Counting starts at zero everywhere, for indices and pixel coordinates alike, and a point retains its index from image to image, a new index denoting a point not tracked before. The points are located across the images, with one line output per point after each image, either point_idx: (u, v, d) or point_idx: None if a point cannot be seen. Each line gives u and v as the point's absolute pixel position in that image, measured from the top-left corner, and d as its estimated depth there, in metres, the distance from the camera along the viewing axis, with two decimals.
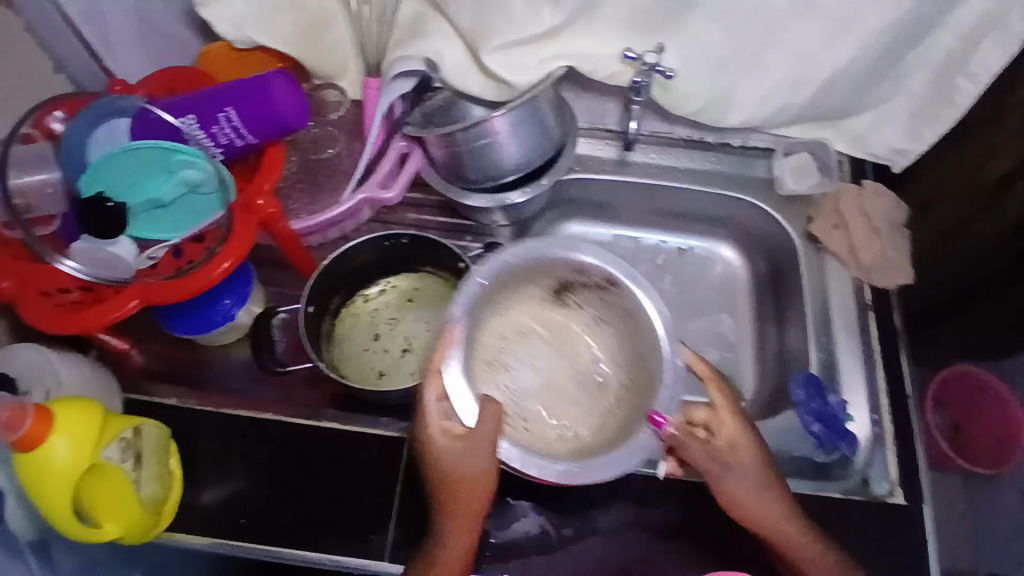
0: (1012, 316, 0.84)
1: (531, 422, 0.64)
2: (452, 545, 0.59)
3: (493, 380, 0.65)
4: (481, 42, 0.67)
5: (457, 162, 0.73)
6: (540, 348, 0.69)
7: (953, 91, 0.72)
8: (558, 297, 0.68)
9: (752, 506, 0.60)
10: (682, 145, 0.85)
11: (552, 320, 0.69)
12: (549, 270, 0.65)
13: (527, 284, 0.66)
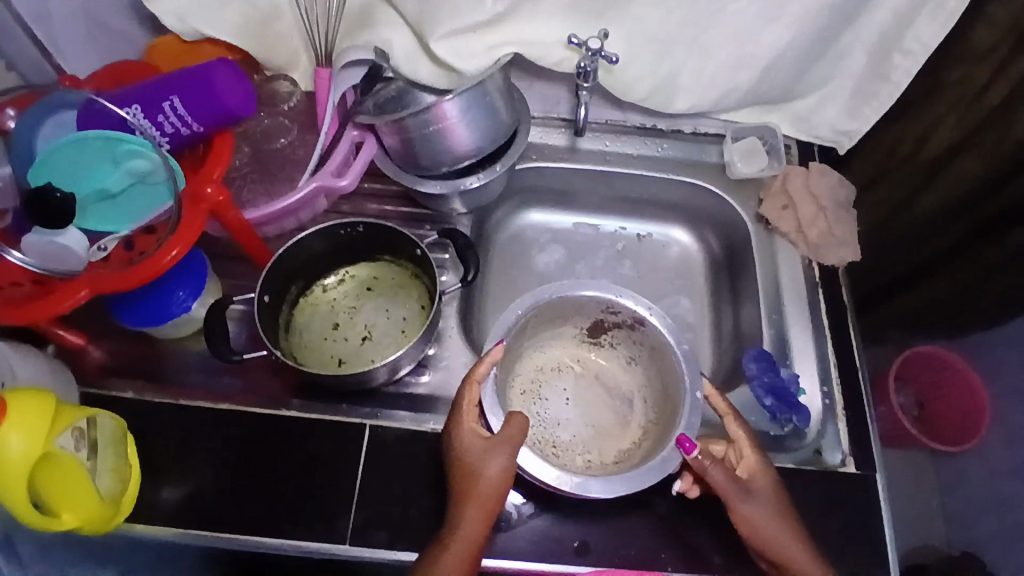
0: (953, 289, 0.96)
1: (560, 448, 0.74)
2: (463, 536, 0.58)
3: (527, 407, 0.76)
4: (428, 30, 0.67)
5: (411, 150, 0.73)
6: (575, 382, 0.80)
7: (890, 69, 0.75)
8: (593, 337, 0.80)
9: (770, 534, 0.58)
10: (635, 131, 0.88)
11: (589, 358, 0.81)
12: (584, 310, 0.76)
13: (561, 321, 0.78)
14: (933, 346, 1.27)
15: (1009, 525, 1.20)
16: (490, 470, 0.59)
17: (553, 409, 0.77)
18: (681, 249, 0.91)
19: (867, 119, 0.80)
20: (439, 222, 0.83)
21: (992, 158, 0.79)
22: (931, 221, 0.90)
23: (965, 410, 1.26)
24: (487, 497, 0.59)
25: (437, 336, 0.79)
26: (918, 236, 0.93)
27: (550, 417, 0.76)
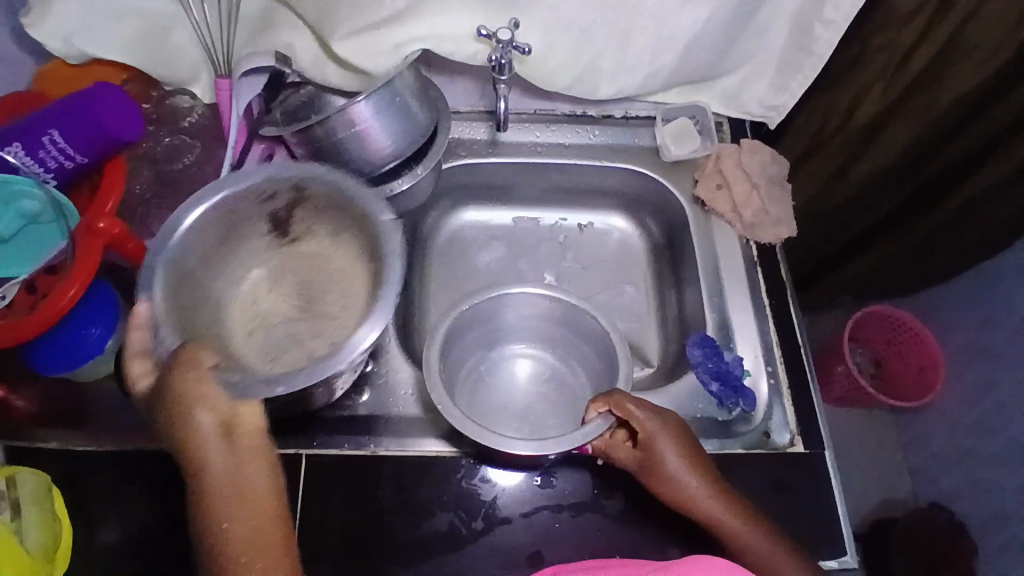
0: (904, 248, 1.00)
1: (309, 342, 0.68)
2: (225, 472, 0.49)
3: (268, 332, 0.69)
4: (330, 32, 0.65)
5: (324, 159, 0.69)
6: (310, 288, 0.71)
7: (811, 40, 0.73)
8: (283, 232, 0.69)
9: (701, 504, 0.59)
10: (565, 120, 0.86)
11: (302, 251, 0.71)
12: (246, 217, 0.65)
13: (236, 238, 0.66)
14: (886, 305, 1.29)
15: (968, 475, 1.23)
16: (203, 421, 0.49)
17: (331, 298, 0.69)
18: (623, 236, 0.89)
19: (794, 93, 0.78)
20: None
21: (929, 115, 0.80)
22: (877, 186, 0.92)
23: (920, 364, 1.28)
24: (212, 444, 0.49)
25: (374, 350, 0.73)
26: (874, 199, 0.94)
27: (274, 333, 0.69)
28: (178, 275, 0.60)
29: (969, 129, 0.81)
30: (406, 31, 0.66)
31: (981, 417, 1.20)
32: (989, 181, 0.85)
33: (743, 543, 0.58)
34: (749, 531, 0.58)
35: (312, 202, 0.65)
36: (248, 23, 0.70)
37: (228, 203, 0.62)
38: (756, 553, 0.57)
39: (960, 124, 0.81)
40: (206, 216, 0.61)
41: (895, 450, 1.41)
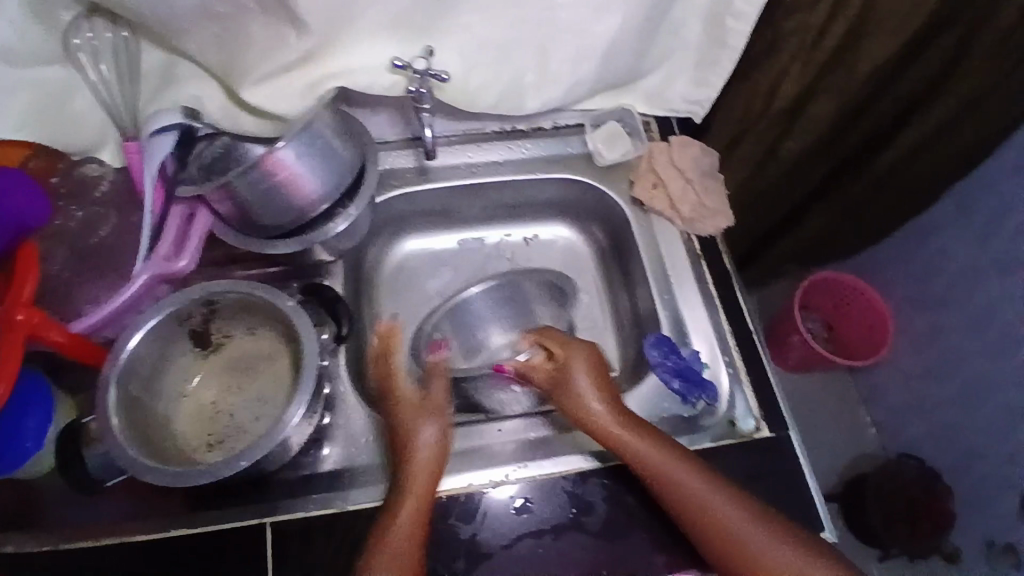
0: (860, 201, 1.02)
1: (248, 430, 0.68)
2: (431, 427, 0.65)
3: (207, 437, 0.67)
4: (237, 81, 0.61)
5: (248, 212, 0.66)
6: (246, 387, 0.70)
7: (726, 34, 0.74)
8: (204, 343, 0.70)
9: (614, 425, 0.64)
10: (496, 137, 0.85)
11: (224, 360, 0.71)
12: (170, 338, 0.66)
13: (161, 363, 0.66)
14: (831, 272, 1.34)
15: (932, 422, 1.28)
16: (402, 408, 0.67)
17: (258, 392, 0.70)
18: (569, 245, 0.90)
19: (717, 86, 0.79)
20: (310, 278, 0.76)
21: (850, 88, 0.82)
22: (814, 154, 0.94)
23: (869, 323, 1.33)
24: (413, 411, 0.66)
25: (328, 403, 0.70)
26: (814, 165, 0.97)
27: (217, 431, 0.68)
28: (126, 400, 0.61)
29: (898, 89, 0.83)
30: (318, 70, 0.63)
31: (936, 366, 1.25)
32: (917, 137, 0.88)
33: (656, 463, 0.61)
34: (660, 451, 0.62)
35: (225, 311, 0.67)
36: (150, 81, 0.66)
37: (152, 328, 0.64)
38: (669, 473, 0.61)
39: (886, 86, 0.82)
40: (144, 339, 0.63)
41: (858, 406, 1.46)
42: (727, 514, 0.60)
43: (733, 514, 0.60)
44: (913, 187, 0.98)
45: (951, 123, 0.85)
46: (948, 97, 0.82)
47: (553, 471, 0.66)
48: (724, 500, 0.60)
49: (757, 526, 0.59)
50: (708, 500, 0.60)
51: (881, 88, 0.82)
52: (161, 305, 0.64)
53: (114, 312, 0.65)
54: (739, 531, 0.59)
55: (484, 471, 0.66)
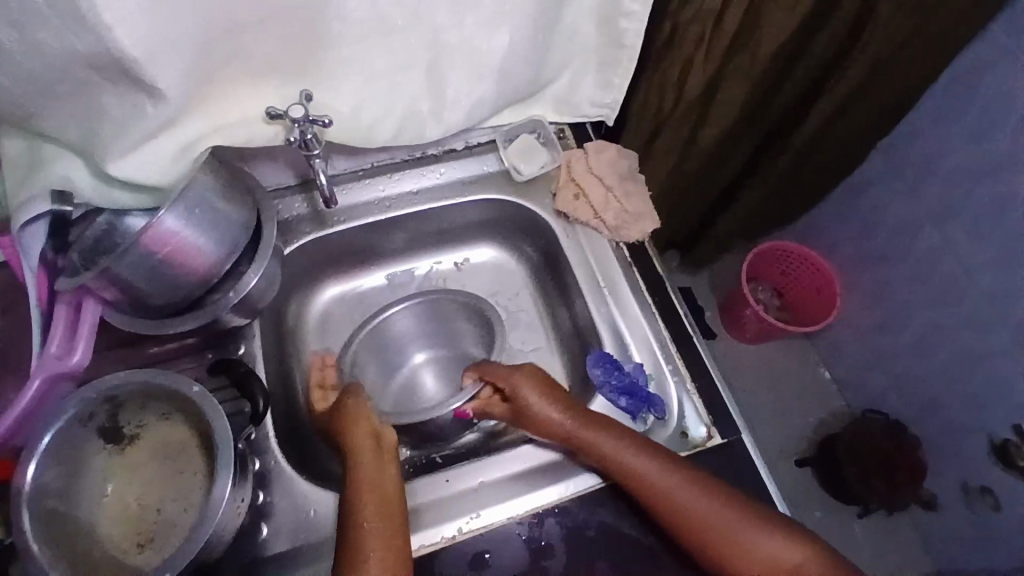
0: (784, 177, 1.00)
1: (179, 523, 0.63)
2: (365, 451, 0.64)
3: (137, 539, 0.62)
4: (98, 157, 0.56)
5: (138, 295, 0.60)
6: (171, 476, 0.65)
7: (620, 33, 0.71)
8: (118, 439, 0.65)
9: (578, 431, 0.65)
10: (407, 166, 0.80)
11: (142, 452, 0.65)
12: (78, 442, 0.61)
13: (73, 471, 0.61)
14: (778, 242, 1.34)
15: (888, 373, 1.30)
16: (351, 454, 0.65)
17: (185, 479, 0.65)
18: (503, 267, 0.87)
19: (621, 88, 0.77)
20: (225, 350, 0.70)
21: (754, 70, 0.80)
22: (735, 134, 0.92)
23: (817, 286, 1.34)
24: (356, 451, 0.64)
25: (259, 480, 0.66)
26: (735, 145, 0.96)
27: (146, 530, 0.63)
28: (43, 520, 0.56)
29: (800, 67, 0.82)
30: (189, 132, 0.58)
31: (882, 319, 1.26)
32: (826, 112, 0.87)
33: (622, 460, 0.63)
34: (620, 450, 0.63)
35: (132, 400, 0.63)
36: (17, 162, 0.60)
37: (57, 437, 0.58)
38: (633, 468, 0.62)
39: (787, 66, 0.82)
40: (50, 451, 0.58)
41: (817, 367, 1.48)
42: (698, 504, 0.61)
43: (704, 500, 0.61)
44: (838, 159, 0.96)
45: (857, 95, 0.84)
46: (850, 72, 0.80)
47: (508, 517, 0.63)
48: (695, 490, 0.61)
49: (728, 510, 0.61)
50: (676, 491, 0.61)
51: (784, 69, 0.82)
52: (62, 409, 0.58)
53: (21, 421, 0.60)
54: (710, 518, 0.60)
55: (438, 527, 0.63)
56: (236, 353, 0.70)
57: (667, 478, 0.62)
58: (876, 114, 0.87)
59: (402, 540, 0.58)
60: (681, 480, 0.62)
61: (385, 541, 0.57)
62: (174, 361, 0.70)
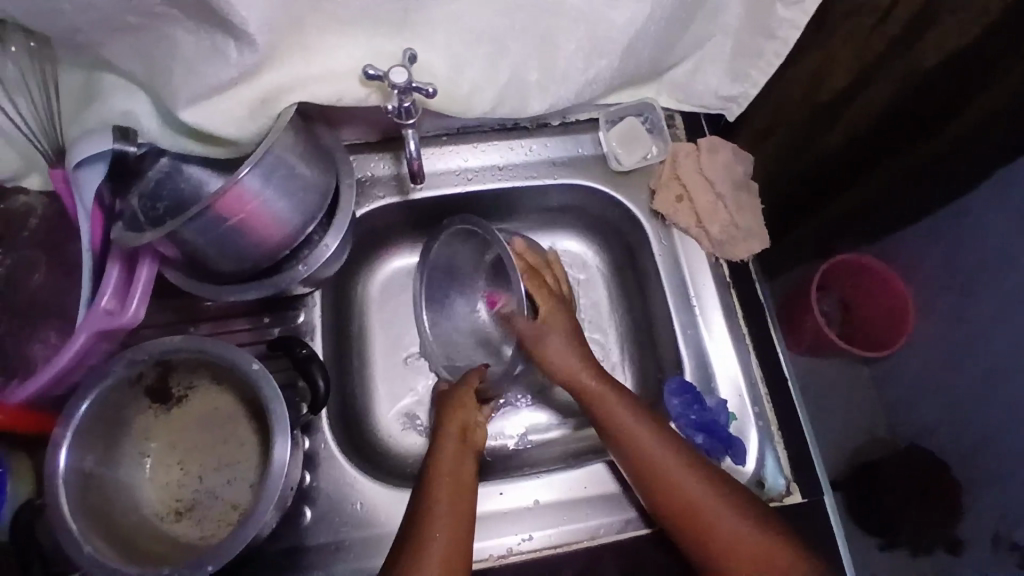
0: (866, 206, 0.90)
1: (218, 496, 0.61)
2: (453, 429, 0.61)
3: (173, 508, 0.60)
4: (170, 100, 0.51)
5: (200, 256, 0.55)
6: (212, 448, 0.62)
7: (774, 22, 0.62)
8: (163, 402, 0.61)
9: (635, 444, 0.59)
10: (494, 136, 0.71)
11: (185, 418, 0.62)
12: (122, 403, 0.58)
13: (114, 432, 0.58)
14: (856, 255, 1.05)
15: (946, 410, 1.05)
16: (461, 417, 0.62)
17: (226, 453, 0.62)
18: (587, 268, 0.78)
19: (754, 82, 0.67)
20: (283, 318, 0.66)
21: (900, 81, 0.68)
22: (849, 156, 0.81)
23: (889, 307, 1.06)
24: (460, 415, 0.62)
25: (307, 460, 0.62)
26: (834, 166, 0.83)
27: (183, 500, 0.60)
28: (78, 485, 0.53)
29: (934, 95, 0.68)
30: (270, 83, 0.52)
31: (955, 349, 1.02)
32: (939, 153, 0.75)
33: (670, 478, 0.57)
34: (678, 469, 0.58)
35: (181, 366, 0.59)
36: (71, 93, 0.56)
37: (98, 400, 0.55)
38: (676, 488, 0.57)
39: (921, 90, 0.68)
40: (90, 413, 0.54)
41: (867, 388, 1.19)
42: (736, 548, 0.55)
43: (742, 548, 0.54)
44: (939, 182, 0.83)
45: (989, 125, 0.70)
46: (984, 110, 0.67)
47: (558, 546, 0.60)
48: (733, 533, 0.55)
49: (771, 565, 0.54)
50: (715, 531, 0.55)
51: (916, 94, 0.69)
52: (106, 371, 0.55)
53: (63, 373, 0.57)
54: (729, 544, 0.55)
55: (485, 543, 0.61)
56: (294, 321, 0.66)
57: (710, 512, 0.56)
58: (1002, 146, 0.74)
59: (469, 504, 0.56)
60: (726, 521, 0.55)
61: (451, 501, 0.56)
62: (228, 321, 0.65)
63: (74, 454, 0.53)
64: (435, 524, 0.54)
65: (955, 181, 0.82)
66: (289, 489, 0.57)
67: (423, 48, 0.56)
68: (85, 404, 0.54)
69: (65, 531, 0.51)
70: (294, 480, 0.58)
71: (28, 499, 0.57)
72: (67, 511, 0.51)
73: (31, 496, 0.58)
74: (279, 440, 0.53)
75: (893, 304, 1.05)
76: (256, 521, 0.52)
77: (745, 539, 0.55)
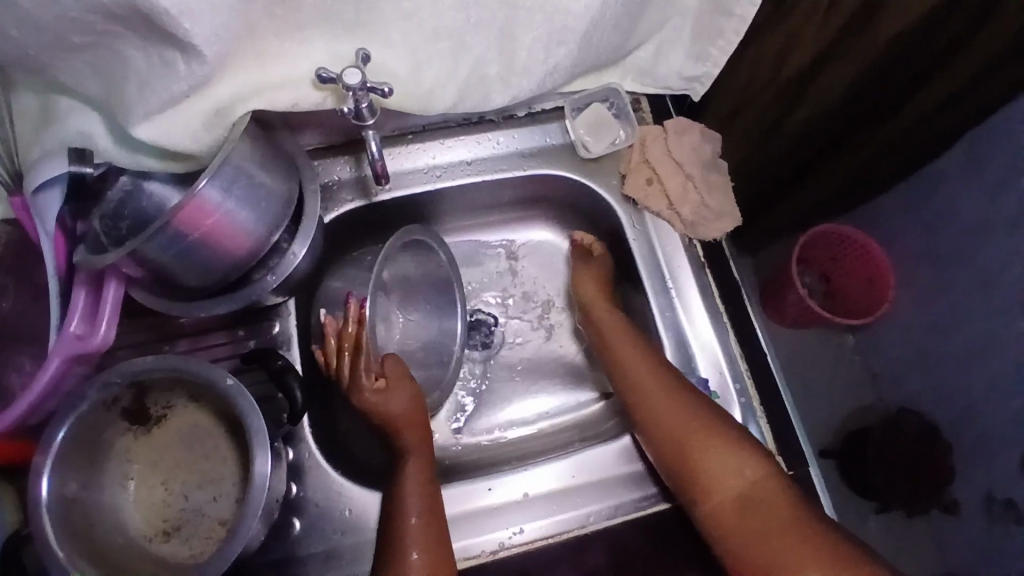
0: (839, 179, 0.90)
1: (206, 512, 0.60)
2: (399, 407, 0.61)
3: (163, 527, 0.60)
4: (123, 117, 0.50)
5: (168, 273, 0.54)
6: (196, 465, 0.62)
7: (732, 1, 0.61)
8: (143, 421, 0.61)
9: (635, 374, 0.64)
10: (460, 132, 0.71)
11: (166, 437, 0.62)
12: (101, 426, 0.57)
13: (95, 455, 0.57)
14: (833, 225, 1.05)
15: (931, 375, 1.06)
16: (398, 399, 0.61)
17: (212, 468, 0.61)
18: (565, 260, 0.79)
19: (716, 60, 0.67)
20: (258, 329, 0.65)
21: (867, 56, 0.67)
22: (819, 129, 0.81)
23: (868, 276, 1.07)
24: (398, 394, 0.61)
25: (293, 470, 0.62)
26: (804, 140, 0.83)
27: (172, 519, 0.60)
28: (63, 512, 0.52)
29: (907, 65, 0.68)
30: (225, 93, 0.51)
31: (935, 313, 1.03)
32: (907, 121, 0.76)
33: (660, 419, 0.61)
34: (671, 411, 0.61)
35: (158, 385, 0.58)
36: (25, 116, 0.55)
37: (76, 426, 0.54)
38: (665, 428, 0.60)
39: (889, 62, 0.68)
40: (69, 439, 0.54)
41: (852, 355, 1.20)
42: (712, 465, 0.58)
43: (720, 465, 0.58)
44: (921, 147, 0.82)
45: (967, 87, 0.69)
46: (949, 73, 0.67)
47: (551, 537, 0.60)
48: (712, 450, 0.58)
49: (747, 481, 0.57)
50: (697, 448, 0.59)
51: (883, 64, 0.69)
52: (80, 397, 0.54)
53: (38, 401, 0.56)
54: (711, 484, 0.57)
55: (478, 539, 0.60)
56: (270, 332, 0.65)
57: (694, 431, 0.59)
58: (982, 104, 0.73)
59: (437, 495, 0.59)
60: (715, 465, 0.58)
61: (424, 490, 0.58)
62: (203, 336, 0.64)
63: (56, 482, 0.53)
64: (409, 507, 0.56)
65: (921, 148, 0.83)
66: (275, 502, 0.57)
67: (379, 47, 0.55)
68: (63, 431, 0.53)
69: (53, 559, 0.50)
70: (279, 492, 0.57)
71: (14, 530, 0.57)
72: (52, 539, 0.51)
73: (17, 526, 0.57)
74: (260, 452, 0.53)
75: (875, 271, 1.05)
76: (243, 537, 0.52)
77: (728, 483, 0.57)
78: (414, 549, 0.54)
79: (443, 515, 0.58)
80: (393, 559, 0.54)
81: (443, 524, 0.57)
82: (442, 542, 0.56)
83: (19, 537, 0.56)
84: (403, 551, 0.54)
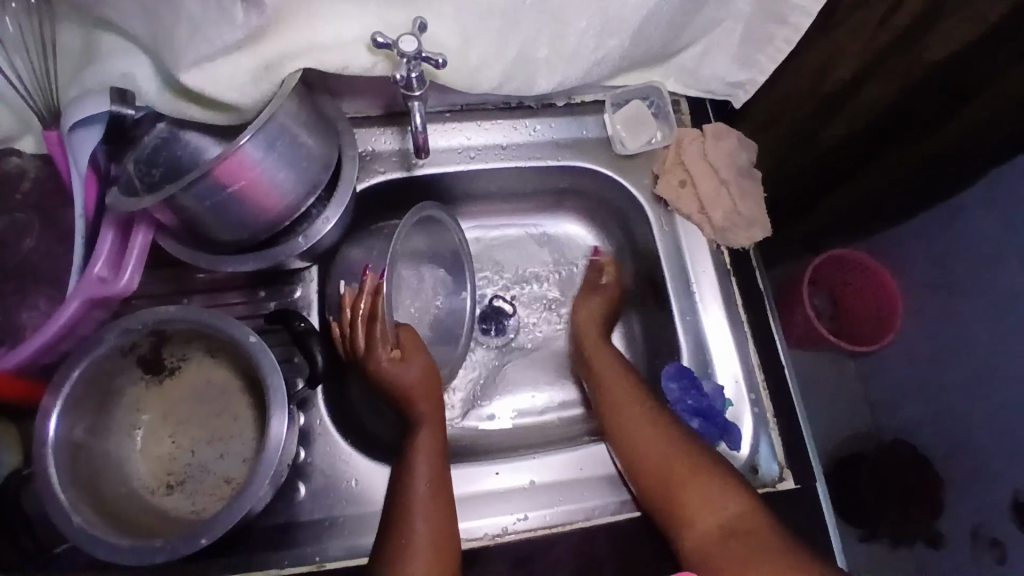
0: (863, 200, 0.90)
1: (212, 469, 0.60)
2: (412, 377, 0.60)
3: (165, 481, 0.59)
4: (170, 61, 0.49)
5: (197, 224, 0.54)
6: (205, 422, 0.61)
7: (786, 9, 0.61)
8: (157, 372, 0.60)
9: (613, 414, 0.65)
10: (499, 115, 0.70)
11: (178, 390, 0.61)
12: (115, 373, 0.56)
13: (105, 402, 0.57)
14: (847, 249, 1.06)
15: (931, 408, 1.06)
16: (411, 370, 0.61)
17: (221, 426, 0.61)
18: (588, 257, 0.80)
19: (762, 68, 0.67)
20: (280, 292, 0.65)
21: (905, 78, 0.68)
22: (850, 147, 0.80)
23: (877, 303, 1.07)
24: (413, 363, 0.61)
25: (302, 436, 0.62)
26: (834, 156, 0.83)
27: (176, 472, 0.60)
28: (69, 456, 0.52)
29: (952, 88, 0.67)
30: (274, 48, 0.51)
31: (941, 348, 1.03)
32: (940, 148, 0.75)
33: (636, 448, 0.62)
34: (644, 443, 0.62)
35: (177, 337, 0.58)
36: (70, 52, 0.55)
37: (91, 370, 0.54)
38: (642, 452, 0.61)
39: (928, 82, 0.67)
40: (82, 382, 0.53)
41: (854, 381, 1.20)
42: (680, 491, 0.58)
43: (699, 495, 0.58)
44: (950, 177, 0.82)
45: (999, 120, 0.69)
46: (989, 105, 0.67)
47: (554, 526, 0.60)
48: (687, 479, 0.58)
49: (724, 509, 0.56)
50: (674, 483, 0.59)
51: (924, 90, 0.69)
52: (96, 341, 0.53)
53: (55, 341, 0.55)
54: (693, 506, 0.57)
55: (482, 521, 0.60)
56: (291, 295, 0.65)
57: (676, 467, 0.59)
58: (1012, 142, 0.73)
59: (447, 471, 0.58)
60: (703, 491, 0.58)
61: (435, 464, 0.58)
62: (221, 293, 0.64)
63: (64, 425, 0.52)
64: (417, 481, 0.56)
65: (949, 179, 0.83)
66: (284, 465, 0.56)
67: (433, 18, 0.54)
68: (76, 374, 0.53)
69: (54, 501, 0.49)
70: (287, 457, 0.57)
71: (14, 468, 0.56)
72: (57, 482, 0.50)
73: (18, 465, 0.57)
74: (276, 410, 0.53)
75: (885, 300, 1.05)
76: (253, 495, 0.51)
77: (705, 504, 0.57)
78: (420, 517, 0.54)
79: (450, 488, 0.57)
80: (400, 526, 0.54)
81: (450, 500, 0.57)
82: (448, 513, 0.55)
83: (20, 476, 0.56)
84: (409, 520, 0.54)
